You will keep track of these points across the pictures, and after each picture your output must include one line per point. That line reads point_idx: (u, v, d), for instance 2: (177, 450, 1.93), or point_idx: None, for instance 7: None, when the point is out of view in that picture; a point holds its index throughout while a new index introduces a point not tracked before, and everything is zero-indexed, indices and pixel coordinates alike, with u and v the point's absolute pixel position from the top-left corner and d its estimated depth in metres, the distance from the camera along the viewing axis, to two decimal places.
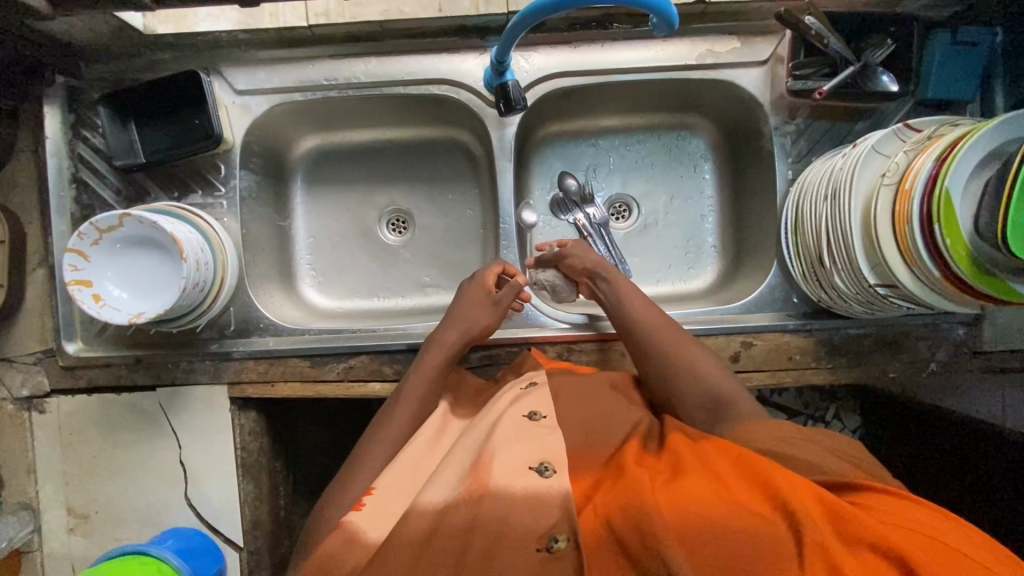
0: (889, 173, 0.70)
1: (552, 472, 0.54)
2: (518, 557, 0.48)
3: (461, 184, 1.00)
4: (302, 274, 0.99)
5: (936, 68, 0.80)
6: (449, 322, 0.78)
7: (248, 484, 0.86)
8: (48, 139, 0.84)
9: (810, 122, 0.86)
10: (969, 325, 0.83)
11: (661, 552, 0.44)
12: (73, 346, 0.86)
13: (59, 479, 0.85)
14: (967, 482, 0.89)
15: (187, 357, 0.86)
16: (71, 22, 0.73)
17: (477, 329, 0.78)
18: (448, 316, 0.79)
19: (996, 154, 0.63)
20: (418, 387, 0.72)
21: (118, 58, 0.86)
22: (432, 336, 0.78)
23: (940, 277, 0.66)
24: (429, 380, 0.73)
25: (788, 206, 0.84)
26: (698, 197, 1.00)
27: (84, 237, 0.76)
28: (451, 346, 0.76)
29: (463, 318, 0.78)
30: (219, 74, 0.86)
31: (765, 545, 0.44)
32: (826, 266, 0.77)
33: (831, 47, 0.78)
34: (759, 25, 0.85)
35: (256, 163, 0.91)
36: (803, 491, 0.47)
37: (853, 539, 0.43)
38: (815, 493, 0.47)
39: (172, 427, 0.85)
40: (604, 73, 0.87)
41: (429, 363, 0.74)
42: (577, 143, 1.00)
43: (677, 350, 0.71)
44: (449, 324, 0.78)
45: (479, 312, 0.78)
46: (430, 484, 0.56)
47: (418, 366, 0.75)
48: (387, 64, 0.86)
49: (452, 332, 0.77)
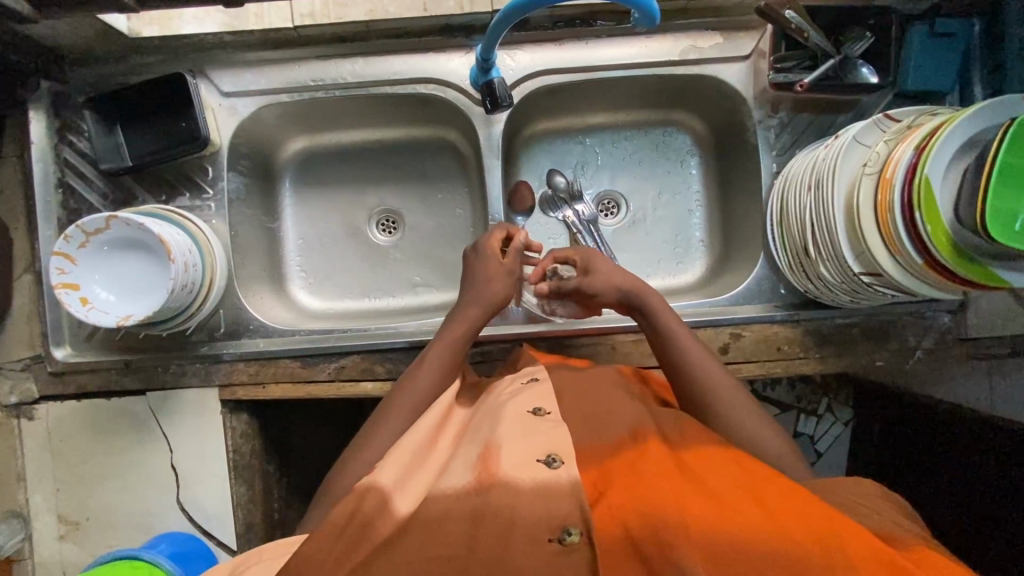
0: (870, 163, 0.71)
1: (560, 462, 0.52)
2: (530, 551, 0.46)
3: (450, 183, 1.00)
4: (292, 276, 0.99)
5: (915, 60, 0.81)
6: (466, 299, 0.77)
7: (241, 487, 0.86)
8: (34, 144, 0.84)
9: (793, 116, 0.87)
10: (954, 312, 0.84)
11: (677, 558, 0.44)
12: (61, 352, 0.86)
13: (49, 486, 0.84)
14: (957, 469, 0.90)
15: (177, 360, 0.85)
16: (54, 25, 0.73)
17: (495, 301, 0.77)
18: (465, 293, 0.78)
19: (974, 143, 0.64)
20: (427, 369, 0.72)
21: (103, 62, 0.86)
22: (453, 312, 0.78)
23: (923, 264, 0.67)
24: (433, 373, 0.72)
25: (773, 197, 0.85)
26: (686, 192, 1.01)
27: (71, 240, 0.76)
28: (472, 319, 0.76)
29: (481, 291, 0.78)
30: (205, 76, 0.86)
31: (776, 551, 0.44)
32: (811, 256, 0.78)
33: (810, 40, 0.79)
34: (741, 20, 0.86)
35: (244, 165, 0.91)
36: (819, 511, 0.48)
37: (874, 560, 0.43)
38: (815, 504, 0.48)
39: (163, 430, 0.84)
40: (589, 70, 0.88)
41: (446, 338, 0.74)
42: (564, 141, 1.01)
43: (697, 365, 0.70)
44: (468, 302, 0.77)
45: (498, 283, 0.78)
46: (435, 477, 0.54)
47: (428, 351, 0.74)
48: (373, 64, 0.87)
49: (472, 308, 0.77)
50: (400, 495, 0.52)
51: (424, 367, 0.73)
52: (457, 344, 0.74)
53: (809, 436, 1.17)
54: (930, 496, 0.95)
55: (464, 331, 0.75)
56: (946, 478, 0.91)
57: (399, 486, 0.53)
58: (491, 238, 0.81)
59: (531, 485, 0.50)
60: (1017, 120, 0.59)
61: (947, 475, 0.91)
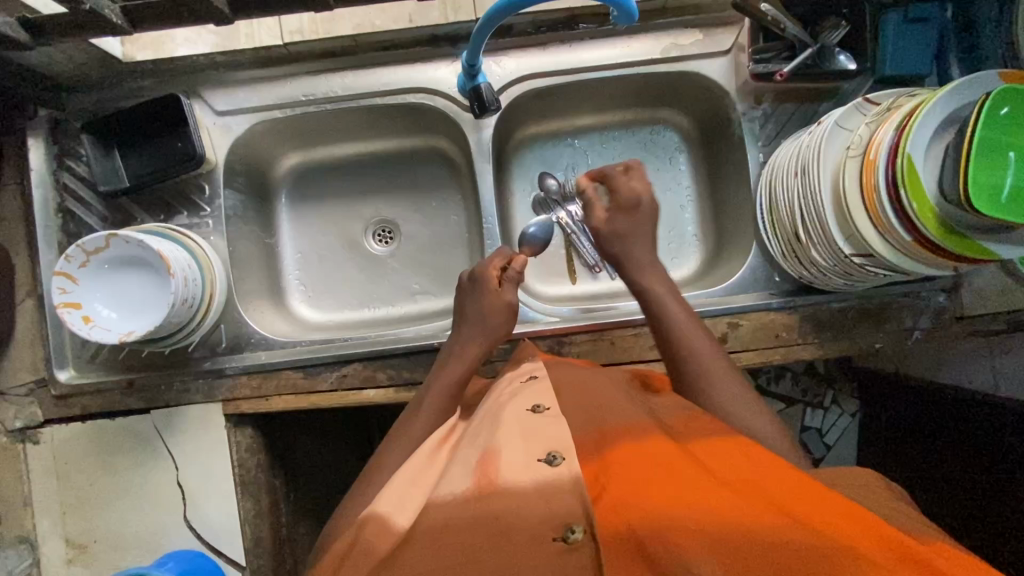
0: (853, 146, 0.72)
1: (562, 458, 0.51)
2: (536, 551, 0.46)
3: (444, 191, 1.02)
4: (293, 290, 1.00)
5: (891, 47, 0.82)
6: (464, 326, 0.79)
7: (247, 501, 0.85)
8: (34, 171, 0.85)
9: (776, 106, 0.89)
10: (948, 291, 0.85)
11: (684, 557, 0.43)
12: (64, 374, 0.87)
13: (56, 509, 0.84)
14: (970, 455, 0.89)
15: (181, 377, 0.86)
16: (51, 52, 0.76)
17: (493, 336, 0.79)
18: (466, 326, 0.79)
19: (951, 120, 0.66)
20: (427, 407, 0.72)
21: (100, 88, 0.88)
22: (453, 348, 0.78)
23: (912, 241, 0.67)
24: (437, 407, 0.72)
25: (761, 187, 0.86)
26: (676, 187, 1.02)
27: (72, 260, 0.77)
28: (472, 358, 0.77)
29: (479, 326, 0.79)
30: (199, 97, 0.88)
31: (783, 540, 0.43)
32: (802, 241, 0.79)
33: (788, 32, 0.81)
34: (719, 17, 0.88)
35: (240, 182, 0.93)
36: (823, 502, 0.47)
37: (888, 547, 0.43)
38: (819, 494, 0.48)
39: (168, 448, 0.84)
40: (573, 72, 0.90)
41: (446, 374, 0.75)
42: (554, 144, 1.03)
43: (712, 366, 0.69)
44: (466, 329, 0.79)
45: (496, 317, 0.79)
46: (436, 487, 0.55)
47: (434, 378, 0.76)
48: (362, 77, 0.89)
49: (472, 344, 0.78)
50: (399, 514, 0.54)
51: (427, 400, 0.73)
52: (457, 379, 0.75)
53: (817, 429, 1.16)
54: (938, 480, 0.95)
55: (464, 367, 0.76)
56: (965, 466, 0.90)
57: (399, 505, 0.55)
58: (490, 264, 0.81)
59: (533, 485, 0.50)
60: (991, 95, 0.61)
61: (964, 462, 0.90)
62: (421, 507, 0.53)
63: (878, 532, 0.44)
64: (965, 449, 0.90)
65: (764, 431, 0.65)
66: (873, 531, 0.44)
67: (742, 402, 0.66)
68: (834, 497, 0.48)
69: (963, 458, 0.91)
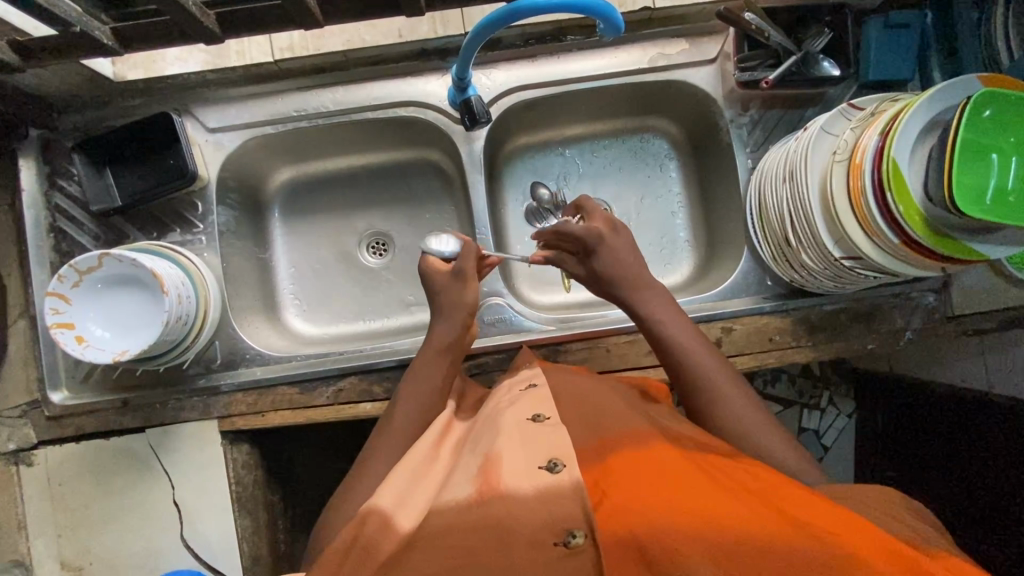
0: (840, 151, 0.73)
1: (562, 465, 0.50)
2: (536, 555, 0.46)
3: (438, 202, 1.02)
4: (288, 304, 1.00)
5: (875, 51, 0.83)
6: (443, 318, 0.77)
7: (244, 519, 0.85)
8: (24, 192, 0.85)
9: (763, 113, 0.90)
10: (938, 291, 0.85)
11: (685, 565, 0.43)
12: (58, 395, 0.86)
13: (51, 532, 0.83)
14: (962, 454, 0.91)
15: (176, 395, 0.86)
16: (42, 74, 0.76)
17: (466, 310, 0.76)
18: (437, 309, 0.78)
19: (935, 124, 0.67)
20: (419, 407, 0.71)
21: (91, 108, 0.89)
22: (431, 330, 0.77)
23: (900, 243, 0.68)
24: (428, 398, 0.72)
25: (750, 193, 0.87)
26: (666, 194, 1.03)
27: (64, 279, 0.77)
28: (447, 338, 0.76)
29: (448, 307, 0.77)
30: (191, 114, 0.89)
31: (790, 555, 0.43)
32: (794, 246, 0.79)
33: (772, 40, 0.82)
34: (705, 26, 0.89)
35: (233, 199, 0.93)
36: (820, 510, 0.46)
37: (895, 561, 0.42)
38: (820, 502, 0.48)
39: (164, 467, 0.84)
40: (564, 83, 0.91)
41: (428, 361, 0.74)
42: (546, 154, 1.04)
43: (731, 407, 0.67)
44: (445, 319, 0.76)
45: (460, 293, 0.76)
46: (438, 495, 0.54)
47: (414, 366, 0.75)
48: (353, 91, 0.90)
49: (444, 324, 0.76)
50: (402, 513, 0.52)
51: (419, 398, 0.72)
52: (437, 365, 0.74)
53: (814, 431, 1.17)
54: (936, 484, 0.95)
55: (443, 349, 0.75)
56: (960, 465, 0.92)
57: (399, 505, 0.53)
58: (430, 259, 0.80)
59: (532, 491, 0.49)
60: (971, 99, 0.62)
61: (960, 462, 0.92)
62: (426, 510, 0.52)
63: (886, 545, 0.43)
64: (959, 450, 0.92)
65: (760, 439, 0.65)
66: (873, 536, 0.44)
67: (765, 437, 0.65)
68: (839, 507, 0.48)
69: (959, 458, 0.92)
